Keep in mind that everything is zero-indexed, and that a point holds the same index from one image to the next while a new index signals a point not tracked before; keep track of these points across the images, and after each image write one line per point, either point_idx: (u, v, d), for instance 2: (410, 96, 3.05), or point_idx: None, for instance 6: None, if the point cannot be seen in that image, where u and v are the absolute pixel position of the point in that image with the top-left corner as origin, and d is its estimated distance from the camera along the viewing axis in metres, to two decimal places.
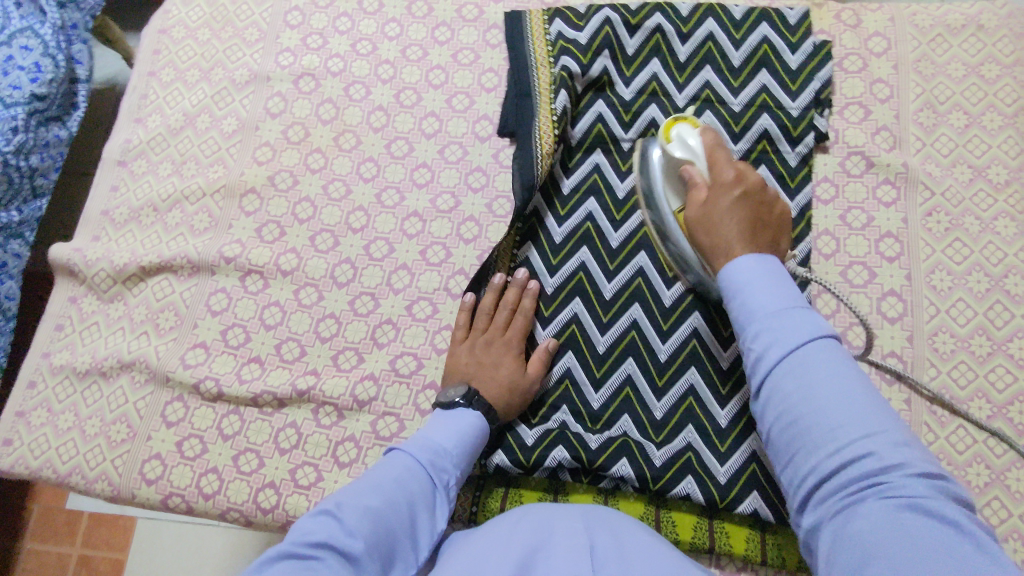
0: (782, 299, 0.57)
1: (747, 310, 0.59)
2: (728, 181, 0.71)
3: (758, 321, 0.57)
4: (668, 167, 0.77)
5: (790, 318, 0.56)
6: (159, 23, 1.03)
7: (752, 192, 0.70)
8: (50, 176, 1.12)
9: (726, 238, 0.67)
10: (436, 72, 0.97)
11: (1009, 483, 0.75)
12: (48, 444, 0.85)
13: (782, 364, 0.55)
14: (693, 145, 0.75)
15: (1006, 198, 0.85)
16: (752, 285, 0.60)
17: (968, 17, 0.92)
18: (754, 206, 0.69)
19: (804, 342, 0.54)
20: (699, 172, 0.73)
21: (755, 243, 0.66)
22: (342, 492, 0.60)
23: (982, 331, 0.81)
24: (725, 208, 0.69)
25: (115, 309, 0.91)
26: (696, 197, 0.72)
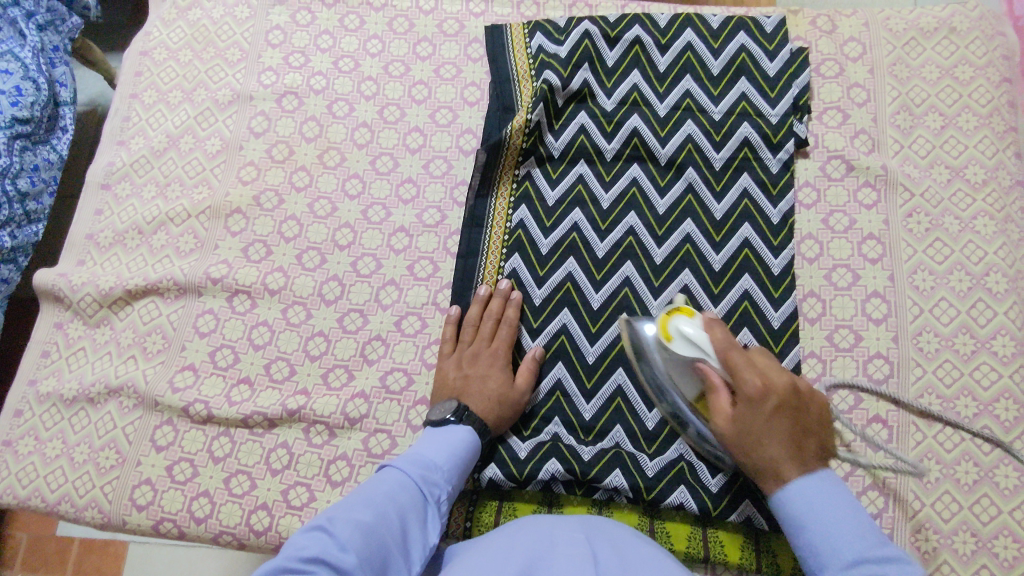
0: (848, 527, 0.60)
1: (808, 539, 0.62)
2: (757, 393, 0.67)
3: (823, 550, 0.61)
4: (668, 358, 0.73)
5: (854, 541, 0.59)
6: (140, 45, 1.03)
7: (787, 400, 0.67)
8: (45, 200, 1.11)
9: (776, 459, 0.65)
10: (419, 87, 0.97)
11: (996, 480, 0.76)
12: (36, 473, 0.84)
13: (828, 542, 0.61)
14: (695, 336, 0.70)
15: (984, 197, 0.86)
16: (820, 499, 0.63)
17: (941, 20, 0.94)
18: (792, 417, 0.67)
19: (857, 547, 0.59)
20: (716, 372, 0.70)
21: (805, 460, 0.65)
22: (335, 507, 0.60)
23: (966, 330, 0.82)
24: (770, 437, 0.66)
25: (101, 333, 0.90)
26: (721, 402, 0.69)
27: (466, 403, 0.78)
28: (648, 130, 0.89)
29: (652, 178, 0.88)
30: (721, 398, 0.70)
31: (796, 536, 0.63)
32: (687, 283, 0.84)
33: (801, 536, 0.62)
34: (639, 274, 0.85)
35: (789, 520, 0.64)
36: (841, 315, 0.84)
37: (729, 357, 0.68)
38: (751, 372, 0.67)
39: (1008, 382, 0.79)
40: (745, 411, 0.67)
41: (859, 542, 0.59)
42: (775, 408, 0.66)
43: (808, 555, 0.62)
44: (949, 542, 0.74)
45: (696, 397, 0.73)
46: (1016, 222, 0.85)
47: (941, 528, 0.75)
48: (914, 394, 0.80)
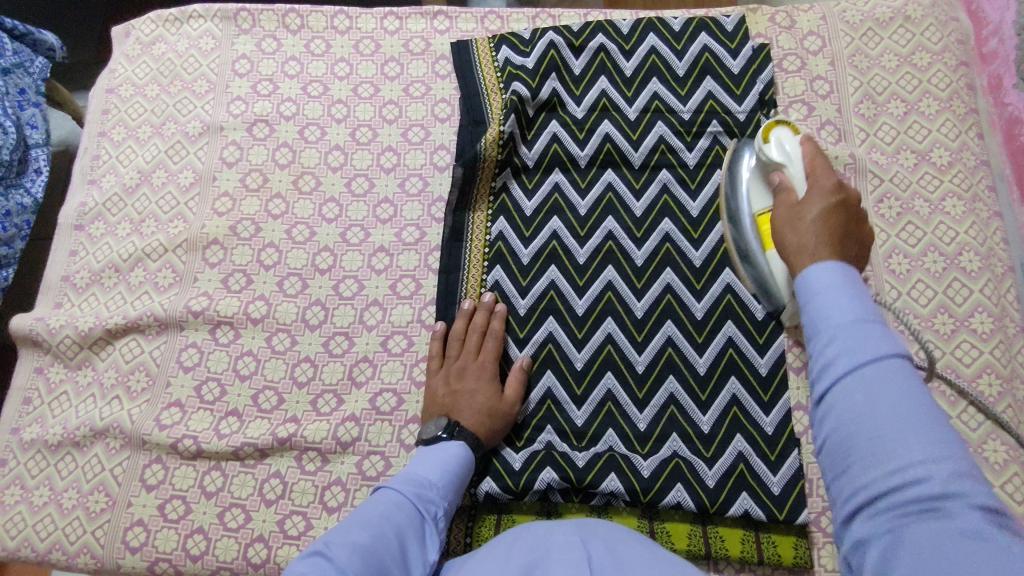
0: (854, 302, 0.44)
1: (814, 309, 0.45)
2: (827, 189, 0.58)
3: (822, 323, 0.44)
4: (763, 164, 0.76)
5: (858, 313, 0.43)
6: (105, 83, 1.03)
7: (848, 206, 0.56)
8: (16, 244, 1.10)
9: (807, 242, 0.53)
10: (389, 107, 0.98)
11: (986, 455, 0.77)
12: (24, 523, 0.83)
13: (826, 312, 0.44)
14: (791, 149, 0.71)
15: (951, 178, 0.88)
16: (830, 282, 0.45)
17: (895, 9, 0.96)
18: (854, 227, 0.55)
19: (866, 331, 0.42)
20: (787, 175, 0.67)
21: (843, 253, 0.52)
22: (330, 533, 0.59)
23: (944, 309, 0.83)
24: (807, 215, 0.56)
25: (83, 375, 0.89)
26: (785, 200, 0.60)
27: (457, 418, 0.78)
28: (620, 135, 0.90)
29: (627, 181, 0.89)
30: (789, 194, 0.61)
31: (804, 310, 0.46)
32: (670, 282, 0.84)
33: (805, 308, 0.46)
34: (620, 277, 0.85)
35: (800, 299, 0.47)
36: None
37: (815, 162, 0.63)
38: (829, 175, 0.59)
39: (989, 357, 0.80)
40: (804, 199, 0.58)
41: (864, 312, 0.43)
42: (837, 203, 0.56)
43: (809, 329, 0.45)
44: None
45: (762, 211, 0.76)
46: (983, 200, 0.87)
47: None
48: None
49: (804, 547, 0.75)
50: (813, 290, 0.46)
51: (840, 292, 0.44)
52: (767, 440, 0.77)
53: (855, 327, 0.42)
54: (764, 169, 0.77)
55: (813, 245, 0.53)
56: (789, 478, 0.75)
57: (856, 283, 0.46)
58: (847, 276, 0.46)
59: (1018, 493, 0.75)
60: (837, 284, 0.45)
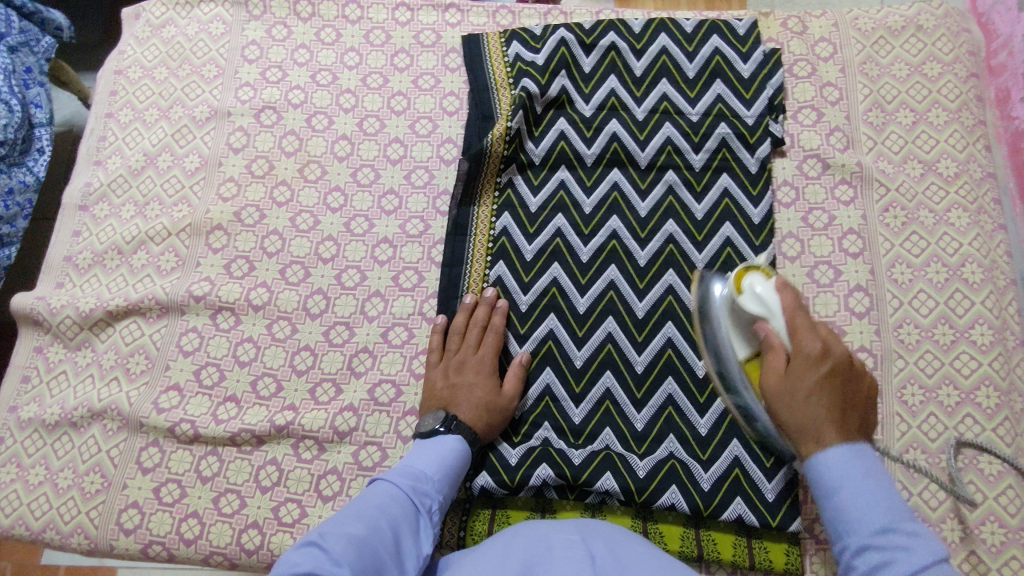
0: (875, 501, 0.55)
1: (835, 506, 0.56)
2: (813, 356, 0.62)
3: (851, 523, 0.55)
4: (735, 312, 0.72)
5: (884, 520, 0.54)
6: (114, 64, 1.03)
7: (839, 368, 0.62)
8: (19, 223, 1.10)
9: (812, 425, 0.60)
10: (398, 98, 0.98)
11: (981, 467, 0.77)
12: (19, 501, 0.83)
13: (850, 515, 0.55)
14: (763, 295, 0.68)
15: (957, 190, 0.88)
16: (846, 473, 0.57)
17: (907, 18, 0.96)
18: (839, 387, 0.62)
19: (872, 504, 0.55)
20: (775, 332, 0.67)
21: (847, 430, 0.60)
22: (325, 523, 0.59)
23: (944, 320, 0.83)
24: (803, 390, 0.62)
25: (83, 356, 0.89)
26: (775, 363, 0.65)
27: (454, 412, 0.77)
28: (627, 134, 0.90)
29: (633, 181, 0.89)
30: (779, 358, 0.65)
31: (823, 506, 0.58)
32: (672, 284, 0.84)
33: (836, 504, 0.56)
34: (623, 277, 0.85)
35: (819, 490, 0.58)
36: (824, 312, 0.85)
37: (795, 318, 0.65)
38: (813, 337, 0.64)
39: (988, 370, 0.80)
40: (799, 364, 0.63)
41: (890, 517, 0.54)
42: (825, 375, 0.62)
43: (836, 527, 0.56)
44: (938, 529, 0.75)
45: (745, 358, 0.72)
46: (988, 213, 0.87)
47: (930, 516, 0.76)
48: (897, 385, 0.81)
49: (796, 553, 0.75)
50: (829, 463, 0.58)
51: (856, 475, 0.56)
52: (763, 446, 0.77)
53: (882, 537, 0.53)
54: (739, 313, 0.72)
55: (814, 426, 0.60)
56: (784, 484, 0.75)
57: (869, 466, 0.57)
58: (852, 450, 0.58)
59: (1011, 506, 0.75)
60: (847, 463, 0.57)
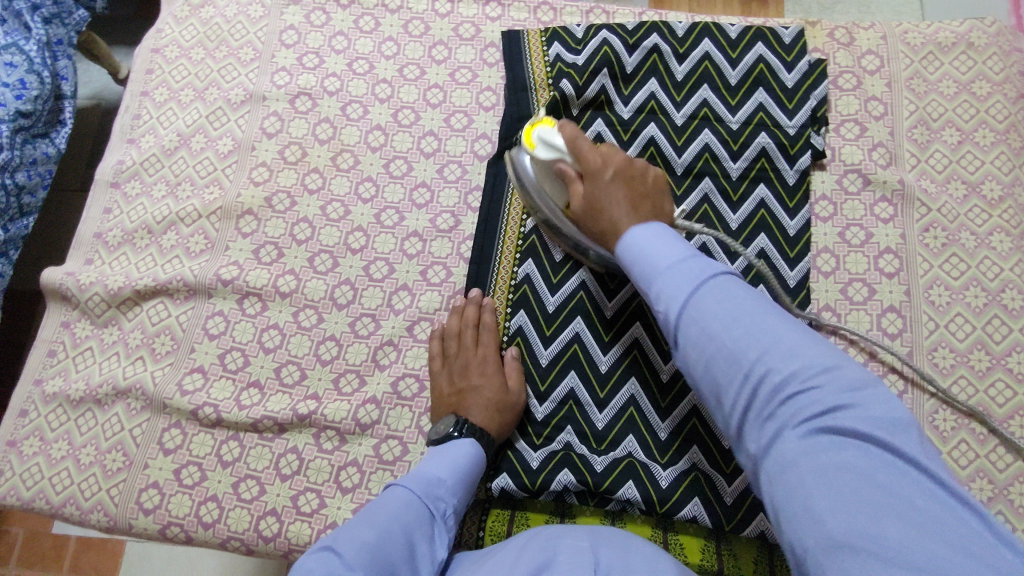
0: (672, 249, 0.60)
1: (644, 262, 0.62)
2: (602, 161, 0.72)
3: (649, 270, 0.61)
4: (542, 169, 0.78)
5: (674, 256, 0.59)
6: (151, 43, 1.02)
7: (622, 170, 0.71)
8: (39, 194, 1.10)
9: (615, 220, 0.68)
10: (434, 91, 0.97)
11: (1012, 497, 0.76)
12: (41, 474, 0.83)
13: (653, 258, 0.61)
14: (555, 145, 0.75)
15: (1000, 213, 0.86)
16: (649, 241, 0.63)
17: (958, 35, 0.94)
18: (627, 183, 0.71)
19: (690, 270, 0.58)
20: (567, 165, 0.75)
21: (643, 211, 0.68)
22: (340, 528, 0.60)
23: (981, 346, 0.82)
24: (606, 181, 0.71)
25: (109, 333, 0.89)
26: (574, 190, 0.74)
27: (467, 415, 0.77)
28: (665, 139, 0.89)
29: (668, 187, 0.88)
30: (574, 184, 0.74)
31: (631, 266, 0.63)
32: None
33: (637, 271, 0.63)
34: None
35: (624, 255, 0.64)
36: (856, 329, 0.83)
37: (577, 144, 0.74)
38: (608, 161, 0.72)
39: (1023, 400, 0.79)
40: (590, 186, 0.72)
41: (678, 255, 0.59)
42: (612, 176, 0.71)
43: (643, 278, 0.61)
44: None
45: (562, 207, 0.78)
46: None
47: None
48: (929, 409, 0.80)
49: None
50: (631, 236, 0.64)
51: (652, 241, 0.62)
52: None
53: (673, 264, 0.59)
54: (545, 171, 0.78)
55: (621, 207, 0.69)
56: None
57: (662, 231, 0.63)
58: (651, 231, 0.63)
59: None
60: (656, 236, 0.62)
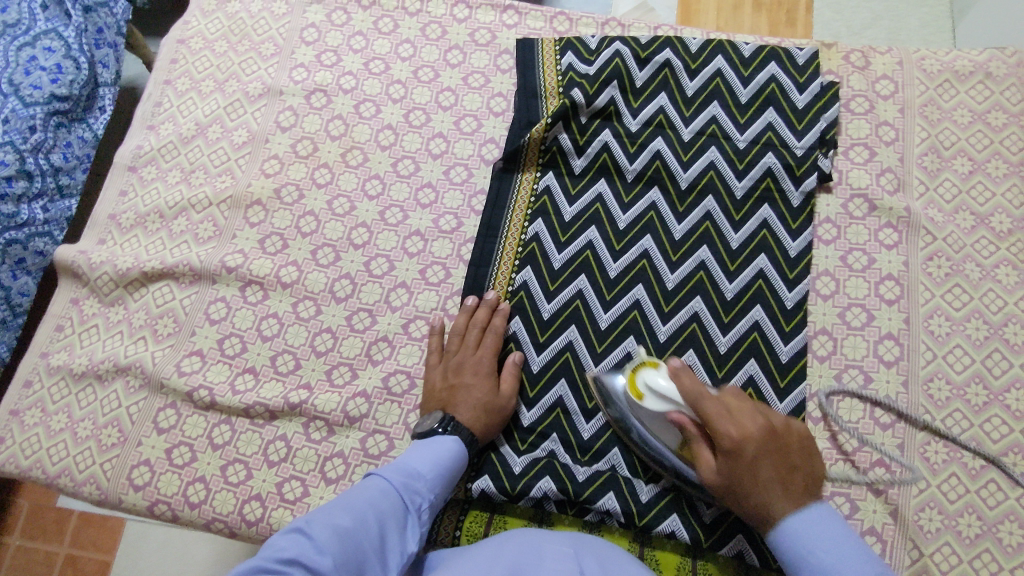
0: (852, 566, 0.61)
1: (817, 565, 0.62)
2: (758, 433, 0.67)
3: (832, 572, 0.61)
4: (637, 411, 0.74)
5: (860, 575, 0.60)
6: (178, 33, 1.05)
7: (763, 446, 0.67)
8: (78, 176, 1.14)
9: (766, 482, 0.66)
10: (446, 94, 0.98)
11: (1001, 536, 0.74)
12: (39, 444, 0.86)
13: (834, 560, 0.61)
14: (668, 392, 0.71)
15: (1008, 246, 0.85)
16: (817, 536, 0.63)
17: (977, 64, 0.92)
18: (778, 452, 0.67)
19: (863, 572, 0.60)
20: (687, 419, 0.70)
21: (796, 495, 0.65)
22: (316, 509, 0.61)
23: (979, 380, 0.80)
24: (749, 440, 0.67)
25: (115, 312, 0.92)
26: (706, 458, 0.70)
27: (453, 413, 0.78)
28: (671, 153, 0.89)
29: (671, 202, 0.88)
30: (704, 449, 0.70)
31: (799, 565, 0.63)
32: (698, 310, 0.83)
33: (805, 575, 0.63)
34: (649, 297, 0.84)
35: (795, 543, 0.64)
36: (852, 355, 0.82)
37: (704, 405, 0.68)
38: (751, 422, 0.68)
39: (1018, 437, 0.78)
40: (725, 462, 0.68)
41: (864, 572, 0.60)
42: (761, 446, 0.67)
43: (819, 573, 0.61)
44: None
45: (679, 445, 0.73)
46: None
47: None
48: (920, 440, 0.79)
49: None
50: (799, 535, 0.64)
51: (821, 540, 0.63)
52: None
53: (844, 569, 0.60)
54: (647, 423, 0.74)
55: (777, 494, 0.66)
56: None
57: (831, 530, 0.63)
58: (813, 518, 0.64)
59: None
60: (829, 539, 0.63)
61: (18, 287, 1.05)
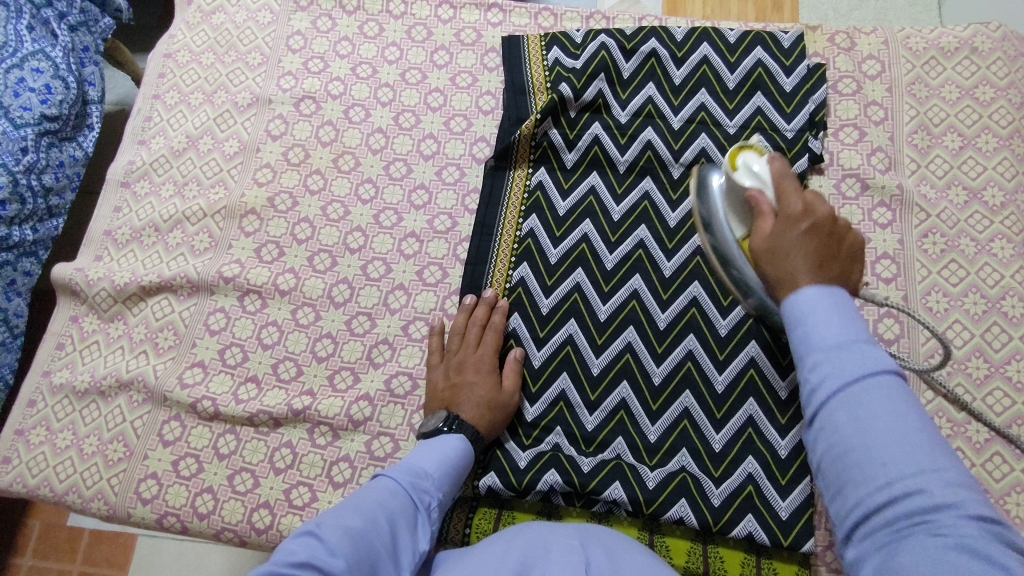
0: (840, 326, 0.49)
1: (802, 332, 0.50)
2: (796, 214, 0.61)
3: (811, 338, 0.49)
4: (731, 193, 0.73)
5: (839, 335, 0.48)
6: (164, 47, 1.05)
7: (824, 225, 0.60)
8: (67, 195, 1.14)
9: (789, 272, 0.57)
10: (434, 95, 0.98)
11: (1009, 508, 0.74)
12: (46, 463, 0.86)
13: (814, 334, 0.49)
14: (760, 171, 0.68)
15: (1002, 219, 0.85)
16: (822, 305, 0.50)
17: (962, 40, 0.93)
18: (821, 243, 0.59)
19: (850, 350, 0.47)
20: (765, 201, 0.66)
21: (826, 273, 0.56)
22: (325, 513, 0.60)
23: (979, 354, 0.80)
24: (794, 236, 0.60)
25: (115, 328, 0.92)
26: (763, 225, 0.64)
27: (457, 412, 0.78)
28: (662, 142, 0.90)
29: (664, 191, 0.88)
30: (765, 222, 0.64)
31: (792, 331, 0.52)
32: (696, 296, 0.83)
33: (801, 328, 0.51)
34: (646, 286, 0.84)
35: (787, 317, 0.52)
36: None
37: (783, 186, 0.64)
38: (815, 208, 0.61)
39: (1021, 409, 0.78)
40: (783, 223, 0.62)
41: (848, 334, 0.48)
42: (805, 231, 0.60)
43: (798, 346, 0.50)
44: None
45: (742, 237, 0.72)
46: None
47: None
48: None
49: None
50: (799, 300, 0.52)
51: (825, 309, 0.50)
52: (779, 464, 0.76)
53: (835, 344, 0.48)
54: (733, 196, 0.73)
55: (794, 270, 0.57)
56: (798, 505, 0.74)
57: (841, 302, 0.50)
58: (826, 298, 0.51)
59: None
60: (823, 302, 0.50)
61: (13, 309, 1.06)
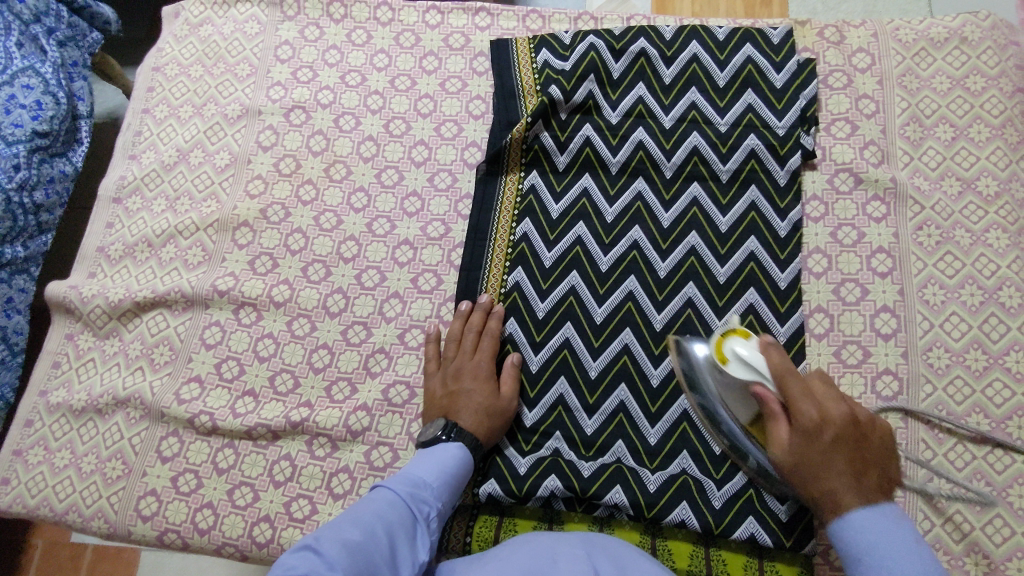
0: (910, 560, 0.55)
1: (871, 557, 0.56)
2: (814, 420, 0.63)
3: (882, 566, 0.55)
4: (721, 380, 0.72)
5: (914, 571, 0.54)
6: (153, 61, 1.05)
7: (845, 431, 0.63)
8: (57, 212, 1.13)
9: (837, 495, 0.61)
10: (424, 101, 0.98)
11: (1010, 500, 0.75)
12: (45, 482, 0.86)
13: (887, 548, 0.56)
14: (751, 360, 0.68)
15: (997, 210, 0.85)
16: (888, 538, 0.57)
17: (951, 30, 0.92)
18: (852, 449, 0.62)
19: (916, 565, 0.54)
20: (771, 395, 0.66)
21: (869, 492, 0.60)
22: (323, 527, 0.60)
23: (978, 345, 0.80)
24: (824, 455, 0.62)
25: (110, 344, 0.92)
26: (780, 432, 0.65)
27: (456, 419, 0.78)
28: (653, 143, 0.89)
29: (657, 191, 0.88)
30: (781, 427, 0.65)
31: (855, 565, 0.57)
32: (691, 296, 0.83)
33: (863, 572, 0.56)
34: (642, 288, 0.84)
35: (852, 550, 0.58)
36: (849, 331, 0.82)
37: (785, 384, 0.64)
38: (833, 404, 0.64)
39: (1021, 400, 0.78)
40: (799, 438, 0.63)
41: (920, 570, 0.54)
42: (832, 441, 0.62)
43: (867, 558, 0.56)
44: (960, 563, 0.73)
45: (747, 421, 0.71)
46: None
47: (952, 548, 0.74)
48: (923, 411, 0.79)
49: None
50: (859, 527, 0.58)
51: (889, 543, 0.56)
52: None
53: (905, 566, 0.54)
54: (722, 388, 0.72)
55: (841, 493, 0.60)
56: (800, 505, 0.73)
57: (901, 531, 0.57)
58: (881, 519, 0.58)
59: None
60: (886, 531, 0.57)
61: (11, 327, 1.05)
